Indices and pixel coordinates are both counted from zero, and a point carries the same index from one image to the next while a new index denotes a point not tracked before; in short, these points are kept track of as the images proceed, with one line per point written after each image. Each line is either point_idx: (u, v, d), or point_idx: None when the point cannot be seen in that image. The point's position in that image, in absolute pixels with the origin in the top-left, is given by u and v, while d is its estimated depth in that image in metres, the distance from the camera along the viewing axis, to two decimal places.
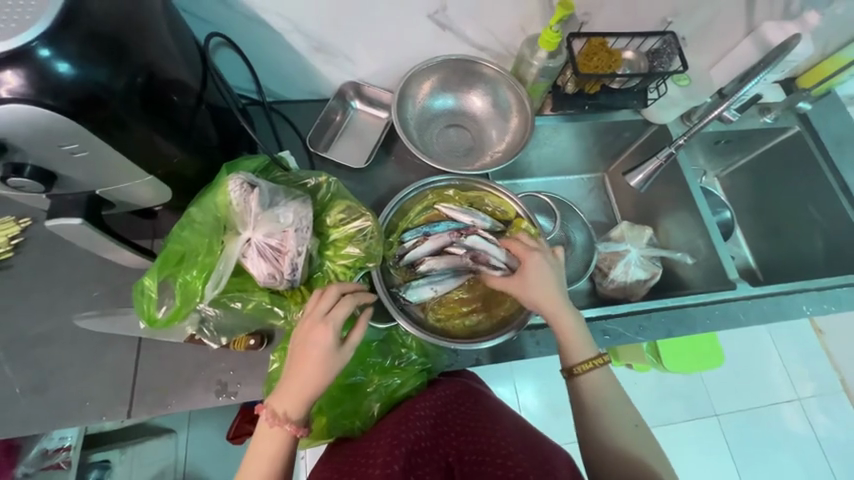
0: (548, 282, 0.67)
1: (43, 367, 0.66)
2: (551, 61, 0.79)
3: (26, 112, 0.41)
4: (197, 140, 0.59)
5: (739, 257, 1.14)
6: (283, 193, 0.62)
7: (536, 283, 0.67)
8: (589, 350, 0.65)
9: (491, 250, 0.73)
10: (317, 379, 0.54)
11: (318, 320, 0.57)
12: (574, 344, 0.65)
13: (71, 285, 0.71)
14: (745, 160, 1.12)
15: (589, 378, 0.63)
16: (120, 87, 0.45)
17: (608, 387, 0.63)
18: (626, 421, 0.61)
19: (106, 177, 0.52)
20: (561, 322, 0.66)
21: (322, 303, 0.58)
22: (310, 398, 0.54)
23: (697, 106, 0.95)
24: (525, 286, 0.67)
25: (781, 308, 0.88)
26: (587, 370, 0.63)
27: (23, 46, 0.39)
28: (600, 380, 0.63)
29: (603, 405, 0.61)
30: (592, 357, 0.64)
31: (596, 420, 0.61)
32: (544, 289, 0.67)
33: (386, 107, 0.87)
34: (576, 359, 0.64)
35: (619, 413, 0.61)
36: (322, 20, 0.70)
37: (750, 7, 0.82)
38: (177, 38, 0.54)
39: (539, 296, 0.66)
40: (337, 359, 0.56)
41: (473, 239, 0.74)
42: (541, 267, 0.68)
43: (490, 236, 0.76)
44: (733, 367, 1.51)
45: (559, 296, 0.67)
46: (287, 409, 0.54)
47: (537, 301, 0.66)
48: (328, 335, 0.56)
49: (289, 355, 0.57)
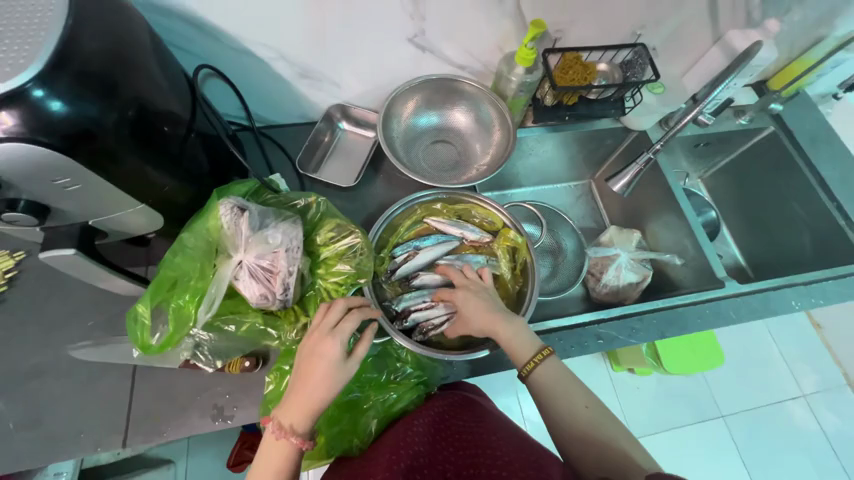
0: (478, 304, 0.70)
1: (38, 400, 0.66)
2: (529, 76, 0.82)
3: (20, 149, 0.43)
4: (188, 167, 0.61)
5: (727, 255, 1.16)
6: (273, 215, 0.63)
7: (468, 313, 0.70)
8: (531, 348, 0.66)
9: (431, 314, 0.73)
10: (322, 390, 0.55)
11: (326, 333, 0.58)
12: (515, 348, 0.66)
13: (66, 316, 0.71)
14: (725, 160, 1.15)
15: (543, 370, 0.64)
16: (113, 121, 0.47)
17: (559, 375, 0.64)
18: (579, 402, 0.62)
19: (100, 208, 0.53)
20: (502, 338, 0.67)
21: (330, 316, 0.59)
22: (317, 410, 0.55)
23: (673, 112, 0.99)
24: (466, 327, 0.71)
25: (771, 303, 0.89)
26: (533, 367, 0.64)
27: (18, 88, 0.41)
28: (551, 372, 0.64)
29: (556, 392, 0.63)
30: (533, 355, 0.65)
31: (554, 403, 0.63)
32: (476, 322, 0.69)
33: (373, 127, 0.89)
34: (522, 360, 0.65)
35: (573, 394, 0.63)
36: (306, 47, 0.73)
37: (715, 17, 0.86)
38: (167, 72, 0.56)
39: (477, 329, 0.69)
40: (344, 372, 0.56)
41: (411, 317, 0.73)
42: (469, 298, 0.70)
43: (420, 301, 0.75)
44: (735, 366, 1.51)
45: (491, 312, 0.68)
46: (292, 422, 0.54)
47: (478, 327, 0.69)
48: (334, 347, 0.56)
49: (295, 367, 0.58)
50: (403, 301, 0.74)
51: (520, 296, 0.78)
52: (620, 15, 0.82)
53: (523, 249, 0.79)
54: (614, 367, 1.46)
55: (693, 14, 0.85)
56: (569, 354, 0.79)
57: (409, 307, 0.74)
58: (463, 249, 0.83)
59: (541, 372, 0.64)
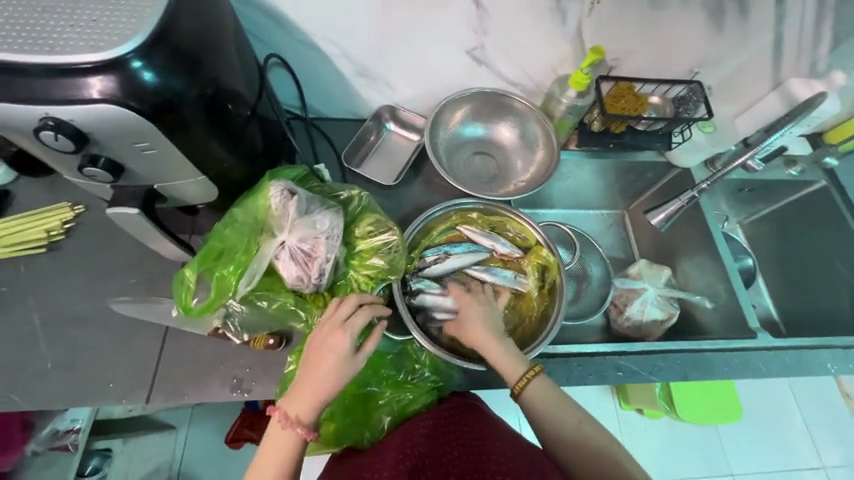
0: (479, 314, 0.71)
1: (77, 345, 0.70)
2: (580, 100, 0.83)
3: (110, 111, 0.46)
4: (246, 147, 0.64)
5: (760, 306, 1.12)
6: (318, 202, 0.65)
7: (468, 319, 0.71)
8: (522, 365, 0.66)
9: (435, 303, 0.74)
10: (330, 382, 0.56)
11: (336, 326, 0.59)
12: (505, 364, 0.66)
13: (111, 271, 0.75)
14: (769, 209, 1.11)
15: (534, 391, 0.63)
16: (192, 95, 0.50)
17: (548, 392, 0.64)
18: (568, 415, 0.62)
19: (167, 174, 0.57)
20: (492, 353, 0.67)
21: (342, 310, 0.61)
22: (322, 401, 0.56)
23: (721, 154, 0.97)
24: (459, 328, 0.71)
25: (804, 363, 0.85)
26: (524, 386, 0.64)
27: (119, 56, 0.45)
28: (540, 390, 0.64)
29: (547, 409, 0.62)
30: (524, 372, 0.65)
31: (546, 420, 0.62)
32: (471, 337, 0.70)
33: (418, 130, 0.91)
34: (513, 378, 0.65)
35: (564, 412, 0.62)
36: (369, 48, 0.76)
37: (777, 63, 0.85)
38: (242, 56, 0.60)
39: (471, 341, 0.70)
40: (352, 365, 0.58)
41: (421, 297, 0.74)
42: (473, 310, 0.72)
43: (436, 288, 0.76)
44: (753, 425, 1.44)
45: (488, 326, 0.70)
46: (298, 412, 0.55)
47: (472, 335, 0.69)
48: (344, 341, 0.58)
49: (303, 358, 0.59)
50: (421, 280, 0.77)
51: (543, 315, 0.78)
52: (680, 51, 0.82)
53: (554, 270, 0.79)
54: (623, 404, 1.41)
55: (755, 57, 0.84)
56: (585, 382, 0.78)
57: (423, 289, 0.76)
58: (492, 261, 0.83)
59: (532, 391, 0.64)
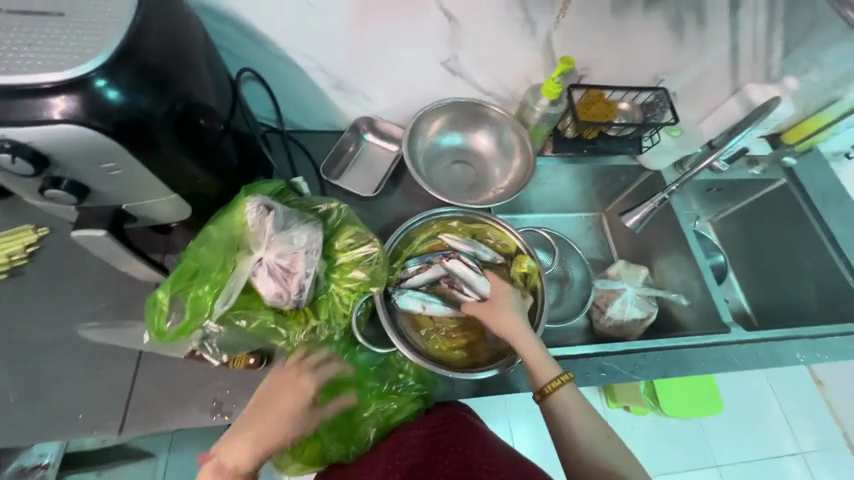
0: (512, 308, 0.72)
1: (43, 375, 0.66)
2: (553, 108, 0.86)
3: (72, 131, 0.45)
4: (220, 162, 0.63)
5: (733, 301, 1.16)
6: (296, 217, 0.65)
7: (503, 308, 0.72)
8: (553, 368, 0.66)
9: (469, 277, 0.78)
10: (278, 431, 0.59)
11: (298, 374, 0.64)
12: (539, 363, 0.67)
13: (79, 296, 0.72)
14: (735, 207, 1.17)
15: (561, 396, 0.64)
16: (160, 113, 0.49)
17: (576, 403, 0.63)
18: (594, 429, 0.62)
19: (135, 193, 0.55)
20: (524, 348, 0.68)
21: (310, 354, 0.67)
22: (265, 451, 0.58)
23: (689, 156, 1.01)
24: (491, 315, 0.72)
25: (776, 354, 0.89)
26: (555, 388, 0.64)
27: (81, 75, 0.43)
28: (569, 398, 0.64)
29: (571, 417, 0.62)
30: (556, 375, 0.65)
31: (570, 427, 0.62)
32: (503, 328, 0.70)
33: (396, 141, 0.92)
34: (545, 378, 0.65)
35: (592, 425, 0.62)
36: (344, 61, 0.76)
37: (735, 69, 0.90)
38: (212, 70, 0.59)
39: (502, 331, 0.70)
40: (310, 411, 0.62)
41: (454, 262, 0.79)
42: (507, 305, 0.72)
43: (475, 264, 0.79)
44: (734, 415, 1.48)
45: (523, 322, 0.70)
46: (238, 460, 0.57)
47: (506, 323, 0.70)
48: (305, 390, 0.62)
49: (254, 402, 0.62)
50: (455, 260, 0.79)
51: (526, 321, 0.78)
52: (645, 59, 0.85)
53: (536, 275, 0.80)
54: (610, 403, 1.44)
55: (714, 64, 0.89)
56: None
57: (460, 257, 0.80)
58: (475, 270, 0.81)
59: (560, 396, 0.64)
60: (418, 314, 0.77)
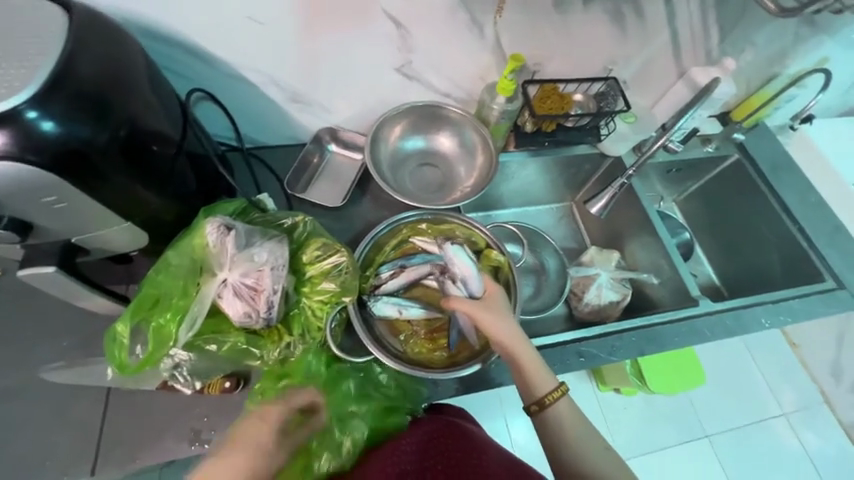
0: (507, 313, 0.71)
1: (6, 423, 0.63)
2: (510, 105, 0.88)
3: (8, 166, 0.43)
4: (176, 186, 0.62)
5: (702, 275, 1.21)
6: (259, 234, 0.64)
7: (498, 312, 0.70)
8: (550, 380, 0.66)
9: (465, 269, 0.75)
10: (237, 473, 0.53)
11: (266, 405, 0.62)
12: (537, 374, 0.66)
13: (39, 336, 0.69)
14: (696, 186, 1.21)
15: (559, 407, 0.63)
16: (103, 140, 0.48)
17: (571, 413, 0.64)
18: (589, 438, 0.62)
19: (84, 226, 0.54)
20: (521, 358, 0.66)
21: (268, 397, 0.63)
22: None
23: (645, 139, 1.05)
24: (489, 318, 0.69)
25: (744, 321, 0.93)
26: (555, 399, 0.64)
27: (12, 109, 0.42)
28: (566, 408, 0.64)
29: (564, 428, 0.62)
30: (553, 388, 0.65)
31: (563, 439, 0.62)
32: (501, 332, 0.68)
33: (360, 149, 0.92)
34: (543, 390, 0.65)
35: (587, 438, 0.62)
36: (297, 74, 0.76)
37: (678, 55, 0.94)
38: (158, 94, 0.58)
39: (499, 335, 0.68)
40: (276, 444, 0.58)
41: (455, 248, 0.76)
42: (503, 309, 0.71)
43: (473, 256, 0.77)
44: (718, 385, 1.53)
45: (520, 332, 0.69)
46: None
47: (503, 326, 0.68)
48: (273, 417, 0.60)
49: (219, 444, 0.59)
50: (453, 245, 0.76)
51: None
52: (592, 51, 0.88)
53: (506, 268, 0.81)
54: (600, 387, 1.46)
55: (658, 51, 0.92)
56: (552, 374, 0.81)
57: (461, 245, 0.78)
58: None
59: (558, 409, 0.63)
60: (395, 319, 0.77)
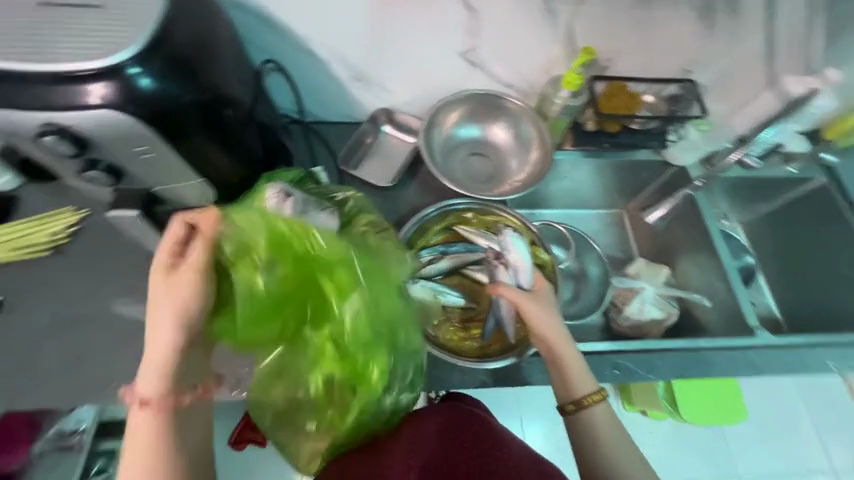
0: (554, 310, 0.70)
1: (80, 345, 0.71)
2: (573, 100, 0.84)
3: (108, 115, 0.48)
4: (243, 150, 0.65)
5: (762, 305, 1.10)
6: (314, 204, 0.67)
7: (546, 307, 0.69)
8: (590, 382, 0.64)
9: (519, 261, 0.74)
10: (158, 334, 0.49)
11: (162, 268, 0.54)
12: (578, 375, 0.64)
13: (113, 273, 0.77)
14: (769, 207, 1.10)
15: (596, 411, 0.62)
16: (189, 100, 0.52)
17: (608, 420, 0.62)
18: (625, 448, 0.60)
19: (164, 178, 0.59)
20: (565, 356, 0.65)
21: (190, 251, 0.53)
22: (161, 362, 0.48)
23: (718, 151, 0.94)
24: (538, 308, 0.68)
25: (805, 360, 0.85)
26: (595, 401, 0.62)
27: (116, 63, 0.47)
28: (603, 414, 0.62)
29: (599, 434, 0.61)
30: (593, 390, 0.63)
31: (596, 444, 0.60)
32: (548, 324, 0.67)
33: (414, 132, 0.92)
34: (583, 391, 0.63)
35: (623, 447, 0.60)
36: (364, 52, 0.78)
37: (770, 61, 0.86)
38: (238, 62, 0.62)
39: (546, 327, 0.67)
40: (170, 284, 0.50)
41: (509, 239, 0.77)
42: (550, 305, 0.70)
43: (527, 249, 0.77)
44: (759, 426, 1.42)
45: (566, 330, 0.68)
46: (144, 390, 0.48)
47: (550, 321, 0.67)
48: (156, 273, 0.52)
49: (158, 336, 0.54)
50: (511, 234, 0.78)
51: None
52: (671, 50, 0.83)
53: (549, 268, 0.80)
54: (626, 406, 1.39)
55: (746, 55, 0.85)
56: None
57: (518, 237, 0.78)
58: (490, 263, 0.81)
59: (595, 412, 0.62)
60: None
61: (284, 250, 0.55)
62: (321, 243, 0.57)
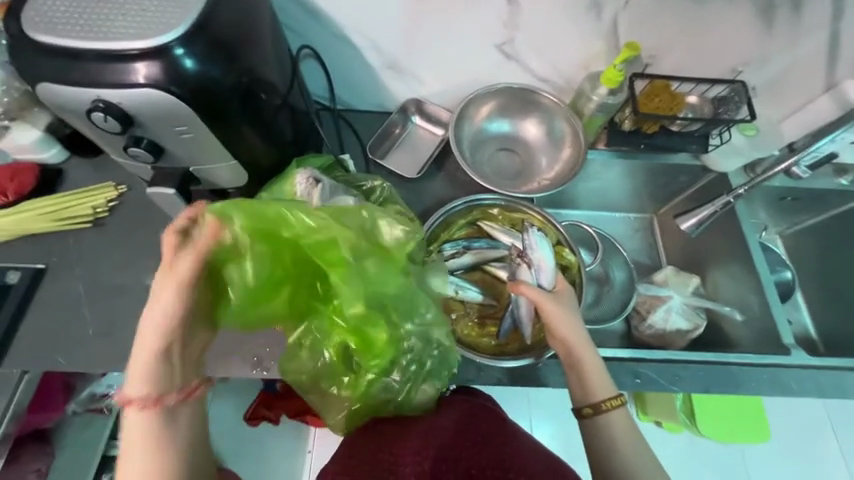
0: (576, 313, 0.68)
1: (115, 314, 0.75)
2: (611, 98, 0.81)
3: (152, 94, 0.49)
4: (276, 134, 0.66)
5: (796, 322, 1.06)
6: (342, 192, 0.68)
7: (568, 308, 0.68)
8: (608, 387, 0.63)
9: (542, 260, 0.73)
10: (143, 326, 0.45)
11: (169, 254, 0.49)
12: (596, 378, 0.63)
13: (148, 248, 0.80)
14: (814, 220, 1.04)
15: (614, 417, 0.60)
16: (229, 82, 0.53)
17: (627, 427, 0.60)
18: (644, 457, 0.58)
19: (201, 158, 0.60)
20: (584, 359, 0.64)
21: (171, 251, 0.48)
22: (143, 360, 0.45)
23: (763, 158, 0.92)
24: (558, 307, 0.66)
25: (842, 384, 0.80)
26: (614, 406, 0.61)
27: (163, 45, 0.48)
28: (622, 421, 0.60)
29: (617, 440, 0.59)
30: (610, 396, 0.62)
31: (612, 451, 0.58)
32: (569, 325, 0.66)
33: (443, 125, 0.91)
34: (600, 395, 0.62)
35: (643, 456, 0.58)
36: (398, 40, 0.77)
37: (829, 64, 0.80)
38: (276, 47, 0.62)
39: (566, 327, 0.65)
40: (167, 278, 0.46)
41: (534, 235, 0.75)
42: (572, 307, 0.68)
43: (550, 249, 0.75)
44: (782, 448, 1.35)
45: (586, 334, 0.66)
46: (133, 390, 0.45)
47: (571, 323, 0.66)
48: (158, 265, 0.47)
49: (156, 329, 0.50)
50: (535, 233, 0.75)
51: None
52: (721, 48, 0.78)
53: (574, 269, 0.78)
54: (639, 415, 1.35)
55: (803, 57, 0.79)
56: None
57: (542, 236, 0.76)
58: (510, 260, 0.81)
59: (613, 418, 0.60)
60: (450, 297, 0.78)
61: (271, 233, 0.53)
62: (307, 220, 0.54)
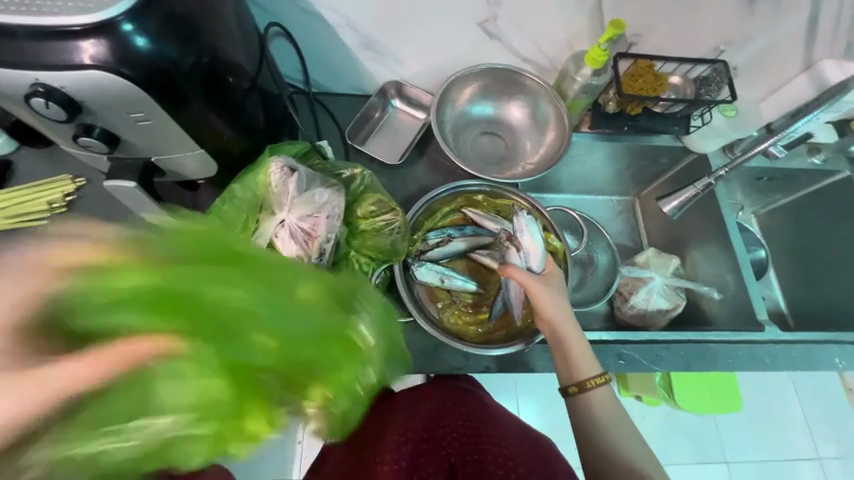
0: (562, 296, 0.68)
1: None
2: (595, 79, 0.79)
3: (98, 75, 0.44)
4: (246, 121, 0.62)
5: (769, 298, 1.10)
6: (319, 180, 0.64)
7: (555, 290, 0.68)
8: (593, 366, 0.63)
9: (531, 244, 0.72)
10: None
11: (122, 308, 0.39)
12: (581, 358, 0.63)
13: None
14: (786, 200, 1.08)
15: (598, 394, 0.61)
16: (188, 64, 0.48)
17: (612, 404, 0.60)
18: (628, 434, 0.58)
19: (161, 147, 0.56)
20: (570, 338, 0.64)
21: None
22: None
23: (742, 139, 0.93)
24: (545, 290, 0.67)
25: (811, 356, 0.84)
26: (599, 384, 0.61)
27: (110, 20, 0.43)
28: (607, 399, 0.60)
29: (602, 416, 0.59)
30: (595, 374, 0.62)
31: (597, 429, 0.59)
32: (557, 307, 0.66)
33: (424, 108, 0.88)
34: (585, 374, 0.62)
35: (627, 432, 0.58)
36: (375, 18, 0.73)
37: (807, 43, 0.81)
38: (241, 23, 0.57)
39: (554, 308, 0.66)
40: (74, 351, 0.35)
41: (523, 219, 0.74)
42: (558, 289, 0.69)
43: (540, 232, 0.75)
44: (751, 415, 1.43)
45: (571, 315, 0.66)
46: None
47: (559, 305, 0.66)
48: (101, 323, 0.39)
49: None
50: (524, 216, 0.74)
51: None
52: (705, 26, 0.77)
53: (560, 255, 0.77)
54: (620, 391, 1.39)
55: (784, 36, 0.79)
56: None
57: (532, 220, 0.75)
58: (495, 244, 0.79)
59: (596, 396, 0.60)
60: (436, 286, 0.77)
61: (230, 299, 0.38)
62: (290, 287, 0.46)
